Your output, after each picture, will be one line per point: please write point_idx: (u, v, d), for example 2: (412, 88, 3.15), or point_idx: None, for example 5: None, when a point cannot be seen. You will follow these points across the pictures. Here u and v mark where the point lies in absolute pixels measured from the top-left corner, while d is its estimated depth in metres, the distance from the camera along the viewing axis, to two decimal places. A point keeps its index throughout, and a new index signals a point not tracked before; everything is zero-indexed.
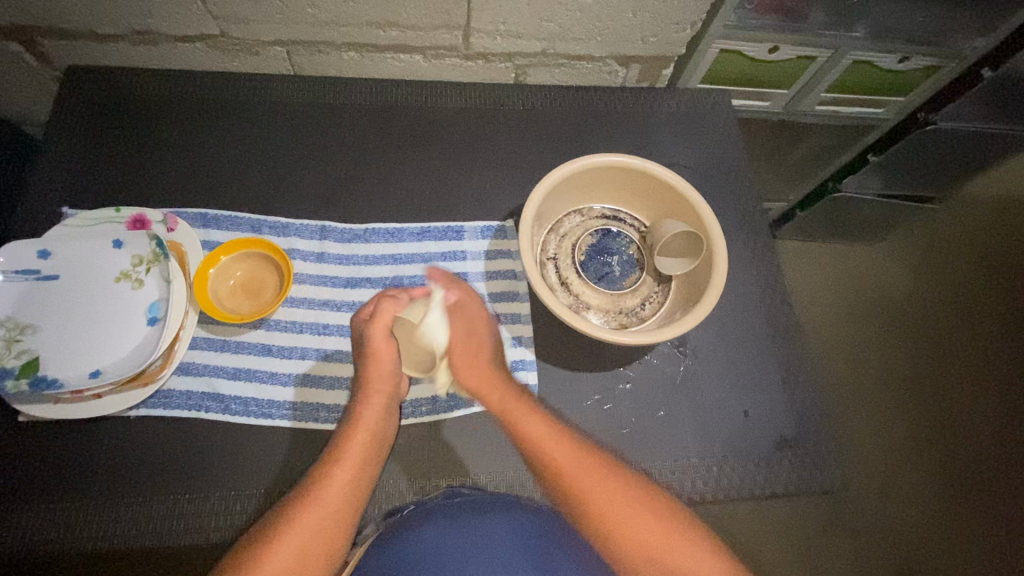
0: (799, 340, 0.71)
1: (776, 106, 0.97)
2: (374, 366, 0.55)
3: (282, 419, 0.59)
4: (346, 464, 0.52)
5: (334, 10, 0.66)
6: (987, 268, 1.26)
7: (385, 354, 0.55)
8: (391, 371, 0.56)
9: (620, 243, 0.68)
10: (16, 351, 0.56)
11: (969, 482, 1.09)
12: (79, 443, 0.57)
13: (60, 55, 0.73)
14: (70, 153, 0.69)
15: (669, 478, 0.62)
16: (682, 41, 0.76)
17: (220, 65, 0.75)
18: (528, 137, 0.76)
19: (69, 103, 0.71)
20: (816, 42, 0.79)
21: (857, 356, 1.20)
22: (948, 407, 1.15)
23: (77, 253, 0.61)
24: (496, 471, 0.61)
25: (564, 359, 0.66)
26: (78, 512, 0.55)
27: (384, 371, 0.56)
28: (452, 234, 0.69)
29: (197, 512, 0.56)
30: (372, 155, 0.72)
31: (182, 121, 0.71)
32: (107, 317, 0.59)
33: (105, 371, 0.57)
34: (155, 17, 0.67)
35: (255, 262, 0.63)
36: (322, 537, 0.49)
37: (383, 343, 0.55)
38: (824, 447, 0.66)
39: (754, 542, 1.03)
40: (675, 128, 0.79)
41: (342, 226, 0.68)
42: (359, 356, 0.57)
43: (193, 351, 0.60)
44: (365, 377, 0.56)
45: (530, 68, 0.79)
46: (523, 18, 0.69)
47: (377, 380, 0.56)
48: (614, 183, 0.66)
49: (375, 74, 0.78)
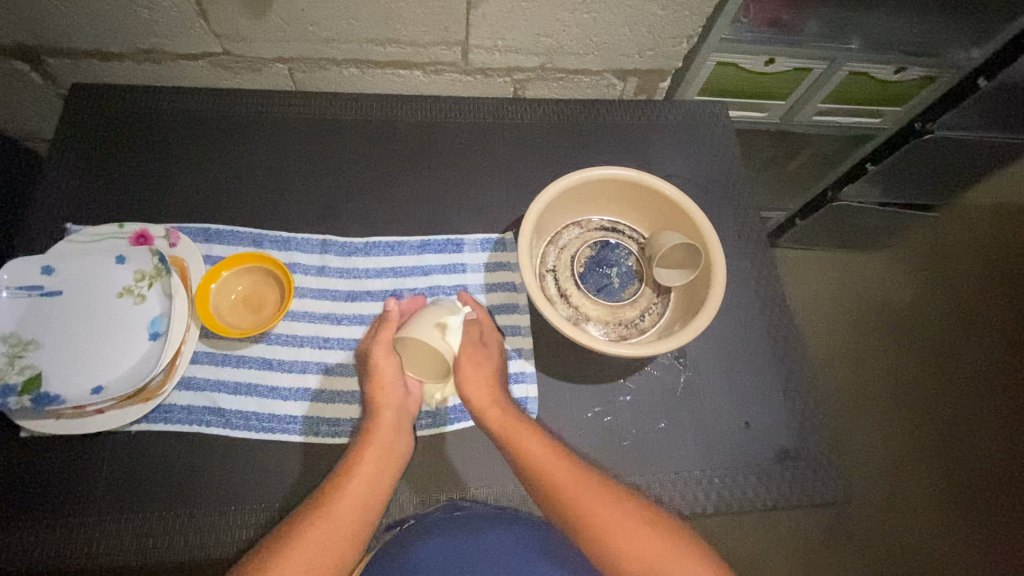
0: (799, 351, 0.71)
1: (773, 117, 0.97)
2: (380, 382, 0.57)
3: (283, 433, 0.59)
4: (355, 480, 0.52)
5: (334, 27, 0.67)
6: (986, 276, 1.26)
7: (387, 370, 0.57)
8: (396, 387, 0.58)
9: (619, 255, 0.68)
10: (18, 367, 0.56)
11: (975, 491, 1.08)
12: (80, 458, 0.57)
13: (64, 73, 0.74)
14: (74, 169, 0.70)
15: (669, 490, 0.62)
16: (678, 54, 0.77)
17: (222, 82, 0.76)
18: (527, 150, 0.76)
19: (73, 121, 0.72)
20: (812, 54, 0.80)
21: (859, 365, 1.20)
22: (951, 416, 1.14)
23: (80, 269, 0.61)
24: (497, 484, 0.61)
25: (564, 371, 0.66)
26: (79, 528, 0.55)
27: (389, 384, 0.57)
28: (452, 247, 0.70)
29: (198, 527, 0.56)
30: (372, 170, 0.73)
31: (185, 138, 0.72)
32: (109, 333, 0.59)
33: (107, 387, 0.57)
34: (158, 36, 0.68)
35: (257, 276, 0.64)
36: (328, 554, 0.48)
37: (383, 358, 0.57)
38: (825, 459, 0.66)
39: (756, 554, 1.03)
40: (672, 140, 0.80)
41: (342, 240, 0.69)
42: (365, 377, 0.59)
43: (194, 365, 0.61)
44: (371, 393, 0.57)
45: (528, 83, 0.79)
46: (521, 33, 0.70)
47: (383, 394, 0.57)
48: (613, 195, 0.66)
49: (375, 90, 0.79)
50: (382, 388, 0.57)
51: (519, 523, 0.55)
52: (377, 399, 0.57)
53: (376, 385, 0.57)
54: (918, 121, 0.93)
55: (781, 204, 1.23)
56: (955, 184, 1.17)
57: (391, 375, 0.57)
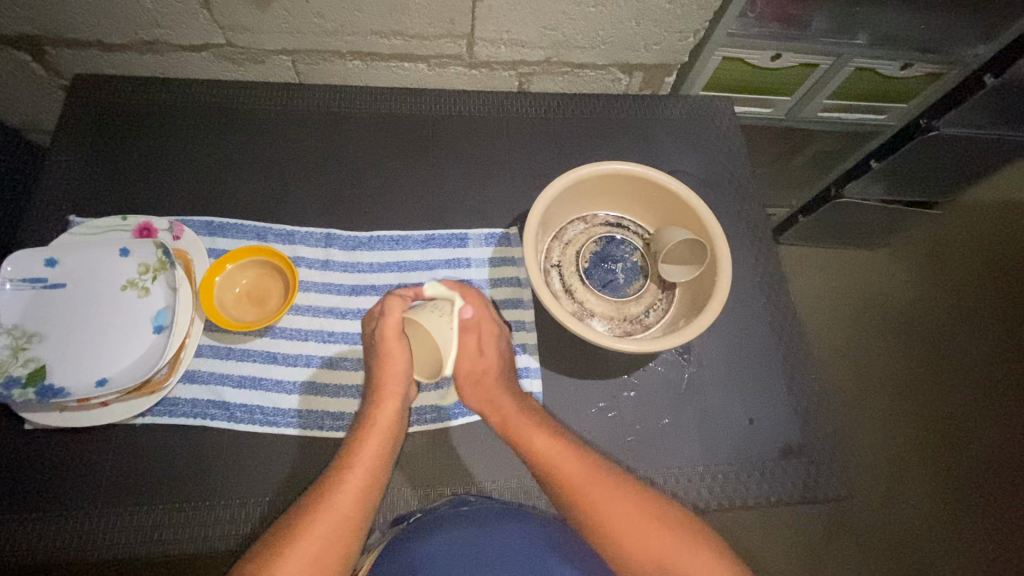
0: (802, 346, 0.71)
1: (778, 112, 0.97)
2: (388, 368, 0.54)
3: (287, 427, 0.59)
4: (357, 472, 0.52)
5: (339, 19, 0.67)
6: (989, 269, 1.26)
7: (399, 357, 0.54)
8: (404, 377, 0.55)
9: (624, 250, 0.68)
10: (22, 359, 0.56)
11: (976, 485, 1.09)
12: (84, 451, 0.57)
13: (66, 65, 0.74)
14: (76, 160, 0.69)
15: (674, 485, 0.62)
16: (684, 49, 0.76)
17: (226, 74, 0.76)
18: (532, 144, 0.76)
19: (77, 114, 0.71)
20: (817, 50, 0.80)
21: (861, 360, 1.20)
22: (950, 409, 1.15)
23: (84, 261, 0.61)
24: (502, 478, 0.61)
25: (567, 366, 0.66)
26: (82, 520, 0.55)
27: (399, 374, 0.55)
28: (456, 241, 0.70)
29: (204, 520, 0.56)
30: (375, 163, 0.73)
31: (189, 131, 0.72)
32: (113, 326, 0.59)
33: (112, 380, 0.57)
34: (162, 27, 0.67)
35: (259, 270, 0.64)
36: (333, 548, 0.48)
37: (393, 342, 0.54)
38: (829, 455, 0.66)
39: (761, 549, 1.03)
40: (677, 135, 0.80)
41: (346, 234, 0.68)
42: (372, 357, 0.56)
43: (199, 358, 0.60)
44: (379, 379, 0.55)
45: (533, 77, 0.79)
46: (526, 26, 0.70)
47: (391, 382, 0.55)
48: (619, 190, 0.66)
49: (378, 82, 0.78)
50: (386, 375, 0.55)
51: (525, 517, 0.55)
52: (384, 388, 0.55)
53: (385, 371, 0.54)
54: (924, 117, 0.93)
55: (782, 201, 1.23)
56: (957, 181, 1.17)
57: (400, 362, 0.54)
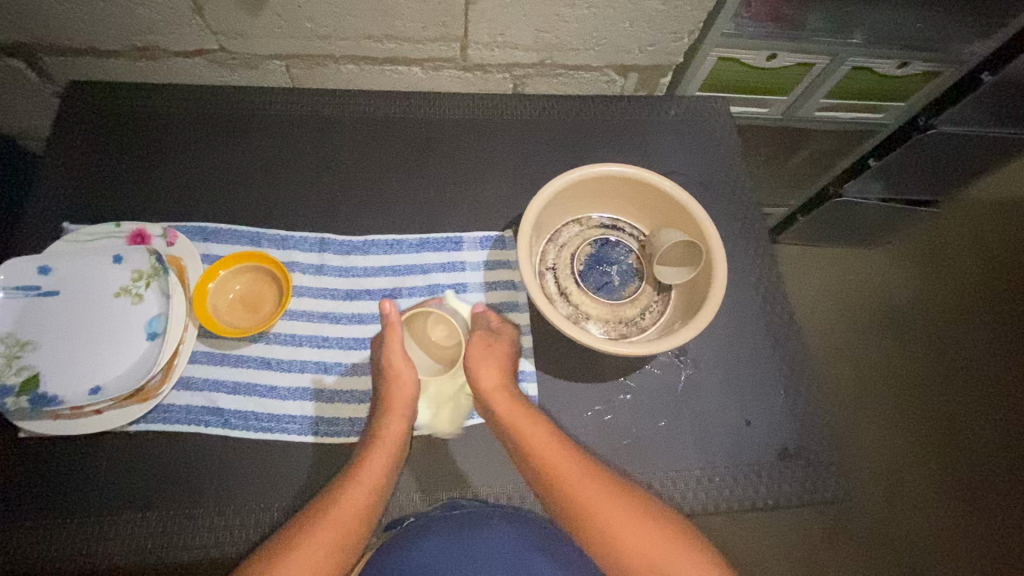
0: (799, 348, 0.70)
1: (775, 111, 0.97)
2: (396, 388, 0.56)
3: (281, 433, 0.59)
4: (360, 485, 0.52)
5: (331, 23, 0.67)
6: (988, 266, 1.25)
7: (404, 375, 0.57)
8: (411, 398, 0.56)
9: (620, 252, 0.68)
10: (16, 368, 0.56)
11: (975, 483, 1.08)
12: (78, 459, 0.57)
13: (60, 71, 0.74)
14: (69, 167, 0.69)
15: (670, 488, 0.62)
16: (679, 50, 0.76)
17: (220, 80, 0.76)
18: (527, 147, 0.76)
19: (70, 120, 0.71)
20: (813, 49, 0.79)
21: (861, 359, 1.20)
22: (950, 408, 1.14)
23: (77, 269, 0.61)
24: (497, 483, 0.60)
25: (563, 370, 0.66)
26: (75, 528, 0.55)
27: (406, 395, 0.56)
28: (451, 245, 0.69)
29: (198, 528, 0.55)
30: (368, 167, 0.72)
31: (183, 136, 0.72)
32: (107, 334, 0.59)
33: (105, 387, 0.57)
34: (154, 32, 0.67)
35: (253, 276, 0.64)
36: (330, 555, 0.48)
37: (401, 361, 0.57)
38: (826, 457, 0.65)
39: (760, 552, 1.03)
40: (673, 136, 0.79)
41: (341, 238, 0.68)
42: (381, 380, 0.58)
43: (194, 364, 0.60)
44: (387, 399, 0.56)
45: (527, 79, 0.79)
46: (520, 29, 0.69)
47: (399, 401, 0.56)
48: (614, 192, 0.66)
49: (372, 86, 0.78)
50: (397, 396, 0.56)
51: (518, 522, 0.55)
52: (392, 407, 0.56)
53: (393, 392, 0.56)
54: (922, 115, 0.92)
55: (781, 199, 1.23)
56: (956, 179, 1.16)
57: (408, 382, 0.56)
